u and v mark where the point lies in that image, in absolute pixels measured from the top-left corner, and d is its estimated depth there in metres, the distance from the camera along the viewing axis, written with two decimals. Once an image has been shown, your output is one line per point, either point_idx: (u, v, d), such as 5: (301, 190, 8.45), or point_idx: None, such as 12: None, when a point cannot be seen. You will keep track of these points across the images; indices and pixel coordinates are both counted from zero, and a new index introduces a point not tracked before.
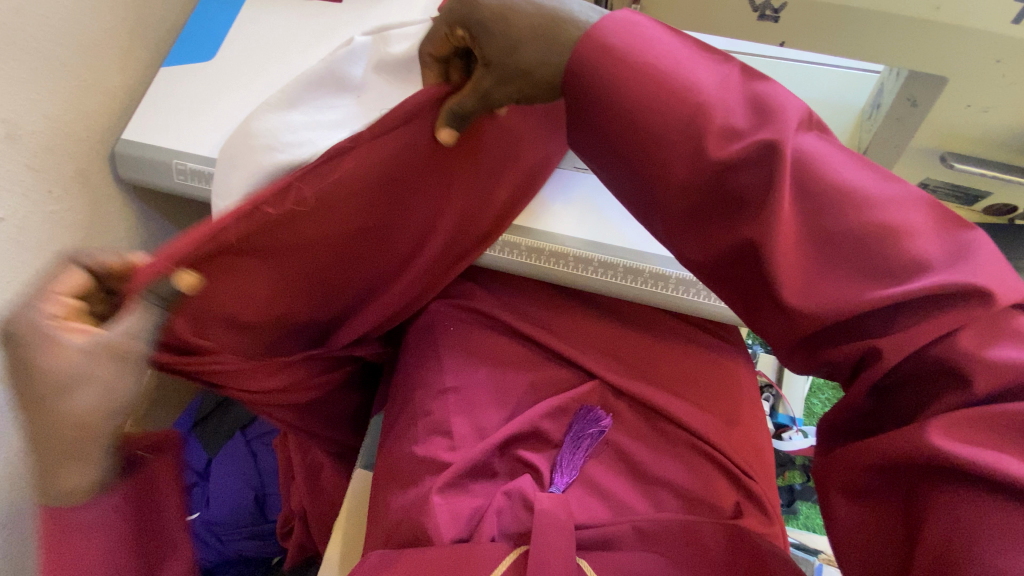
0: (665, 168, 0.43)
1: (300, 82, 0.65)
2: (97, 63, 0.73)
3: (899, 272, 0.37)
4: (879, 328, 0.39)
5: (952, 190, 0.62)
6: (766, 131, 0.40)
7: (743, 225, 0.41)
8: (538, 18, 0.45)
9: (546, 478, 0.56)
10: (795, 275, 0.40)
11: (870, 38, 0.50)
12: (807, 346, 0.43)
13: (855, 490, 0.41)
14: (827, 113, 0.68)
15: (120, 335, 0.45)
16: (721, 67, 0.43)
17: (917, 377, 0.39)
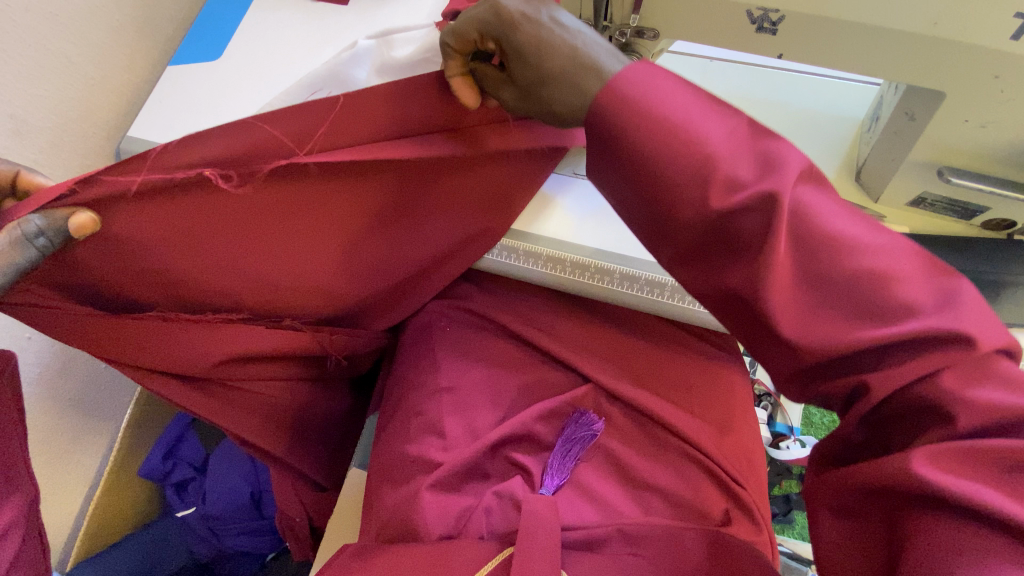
0: (672, 212, 0.41)
1: (304, 83, 0.66)
2: (105, 60, 0.74)
3: (890, 313, 0.38)
4: (871, 362, 0.39)
5: (950, 204, 0.61)
6: (765, 183, 0.38)
7: (739, 267, 0.41)
8: (570, 59, 0.43)
9: (536, 479, 0.57)
10: (782, 302, 0.39)
11: (866, 51, 0.50)
12: (805, 379, 0.43)
13: (843, 509, 0.41)
14: (828, 125, 0.69)
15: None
16: (728, 121, 0.41)
17: (904, 412, 0.39)
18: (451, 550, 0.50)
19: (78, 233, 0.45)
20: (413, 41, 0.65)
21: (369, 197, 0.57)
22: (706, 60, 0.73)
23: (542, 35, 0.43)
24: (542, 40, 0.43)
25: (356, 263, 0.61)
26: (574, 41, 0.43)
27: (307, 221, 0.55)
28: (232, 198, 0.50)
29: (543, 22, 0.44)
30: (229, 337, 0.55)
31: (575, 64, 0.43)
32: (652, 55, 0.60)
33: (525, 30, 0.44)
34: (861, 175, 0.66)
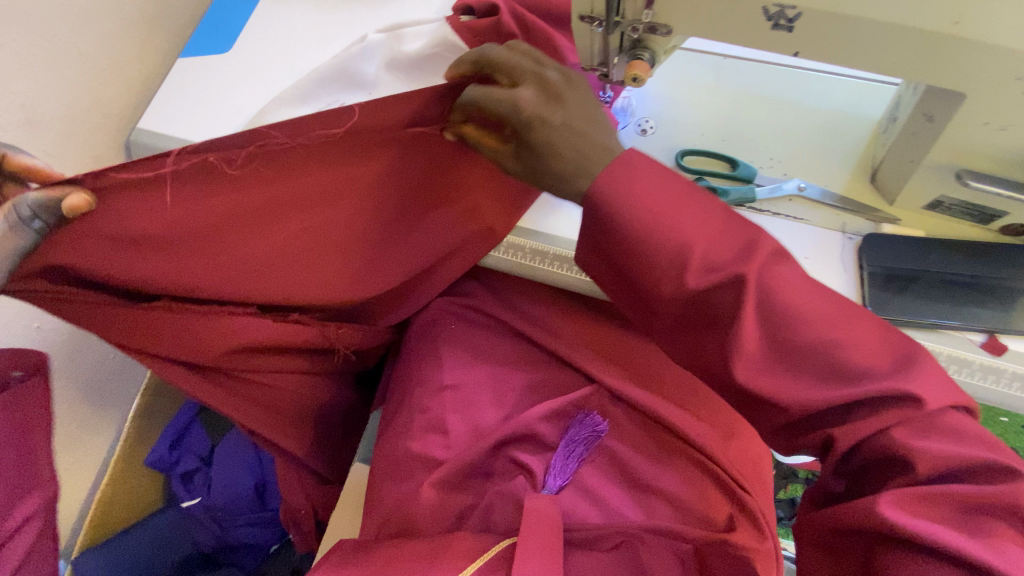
0: (654, 288, 0.43)
1: (312, 78, 0.67)
2: (117, 52, 0.74)
3: (849, 374, 0.40)
4: (837, 418, 0.41)
5: (967, 209, 0.60)
6: (740, 265, 0.41)
7: (714, 327, 0.42)
8: (573, 157, 0.44)
9: (539, 479, 0.55)
10: (748, 359, 0.41)
11: (884, 50, 0.49)
12: (786, 432, 0.44)
13: (820, 546, 0.42)
14: (843, 125, 0.68)
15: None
16: (703, 208, 0.43)
17: (866, 466, 0.41)
18: (453, 548, 0.49)
19: (70, 213, 0.44)
20: (423, 35, 0.66)
21: (377, 188, 0.57)
22: (719, 57, 0.72)
23: (554, 138, 0.45)
24: (552, 141, 0.44)
25: (363, 255, 0.61)
26: (580, 143, 0.45)
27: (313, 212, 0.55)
28: (238, 188, 0.50)
29: (554, 122, 0.45)
30: (238, 327, 0.56)
31: (576, 163, 0.44)
32: (665, 52, 0.57)
33: (540, 129, 0.45)
34: (876, 178, 0.64)
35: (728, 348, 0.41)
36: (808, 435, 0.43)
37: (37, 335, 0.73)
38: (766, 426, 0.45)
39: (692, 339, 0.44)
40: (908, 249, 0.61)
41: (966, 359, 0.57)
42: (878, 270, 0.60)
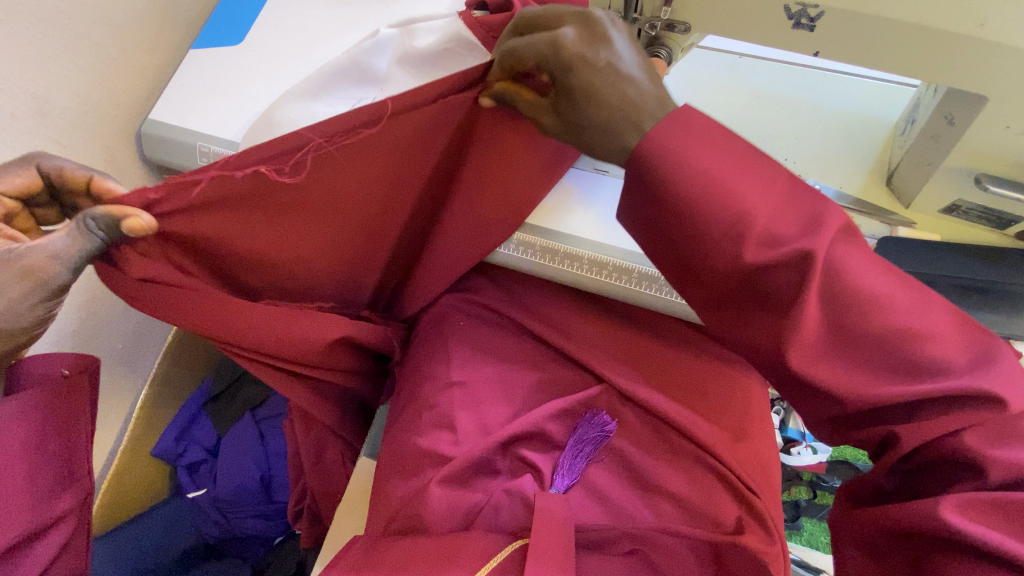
0: (707, 259, 0.42)
1: (324, 73, 0.67)
2: (128, 42, 0.74)
3: (925, 369, 0.38)
4: (901, 416, 0.41)
5: (985, 213, 0.59)
6: (807, 241, 0.38)
7: (767, 315, 0.42)
8: (617, 108, 0.43)
9: (547, 478, 0.56)
10: (806, 347, 0.40)
11: (909, 51, 0.48)
12: (842, 422, 0.44)
13: (868, 544, 0.43)
14: (860, 127, 0.67)
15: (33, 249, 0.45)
16: (761, 180, 0.40)
17: (929, 466, 0.41)
18: (462, 546, 0.49)
19: (129, 231, 0.45)
20: (435, 30, 0.65)
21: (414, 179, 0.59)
22: (735, 56, 0.71)
23: (596, 81, 0.43)
24: (596, 87, 0.42)
25: (390, 245, 0.64)
26: (627, 91, 0.43)
27: (356, 208, 0.57)
28: (287, 192, 0.52)
29: (601, 65, 0.43)
30: (296, 320, 0.55)
31: (621, 117, 0.42)
32: (682, 51, 0.57)
33: (583, 72, 0.43)
34: (892, 182, 0.64)
35: (785, 334, 0.40)
36: (868, 429, 0.42)
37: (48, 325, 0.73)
38: (817, 416, 0.44)
39: (743, 320, 0.44)
40: (922, 253, 0.61)
41: None
42: None
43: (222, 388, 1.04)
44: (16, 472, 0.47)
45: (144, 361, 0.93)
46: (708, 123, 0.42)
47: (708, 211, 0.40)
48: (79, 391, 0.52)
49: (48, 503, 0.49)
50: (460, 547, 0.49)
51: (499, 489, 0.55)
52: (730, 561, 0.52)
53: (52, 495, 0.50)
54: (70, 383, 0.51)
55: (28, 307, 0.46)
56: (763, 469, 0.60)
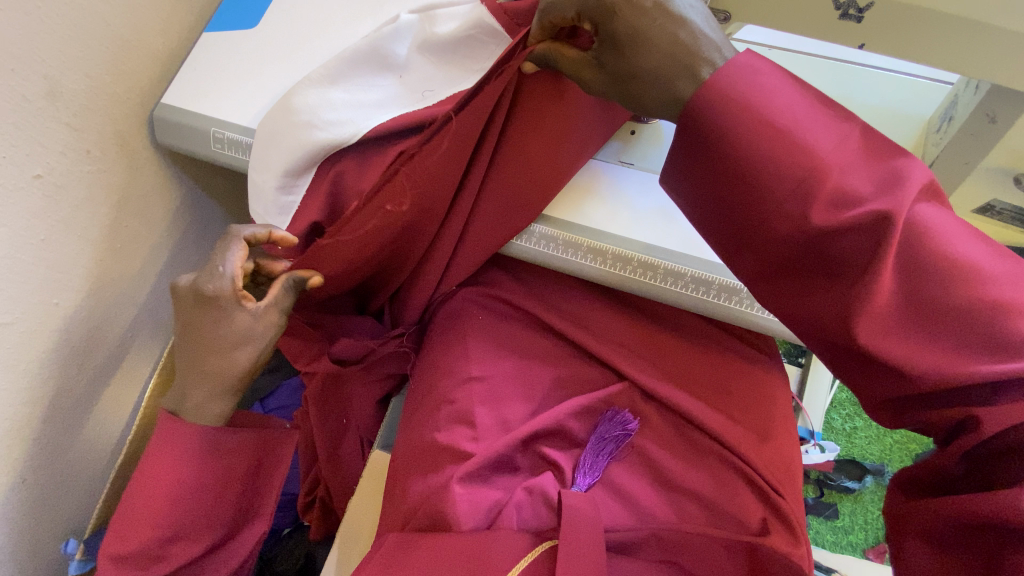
0: (766, 223, 0.42)
1: (343, 58, 0.65)
2: (141, 23, 0.72)
3: (1011, 347, 0.37)
4: (981, 397, 0.39)
5: (1019, 214, 0.59)
6: (885, 202, 0.39)
7: (833, 293, 0.41)
8: (668, 52, 0.43)
9: (568, 476, 0.55)
10: (876, 320, 0.40)
11: (957, 48, 0.47)
12: (896, 406, 0.43)
13: (937, 537, 0.41)
14: (892, 122, 0.65)
15: (270, 308, 0.56)
16: (819, 149, 0.40)
17: (1010, 454, 0.38)
18: (488, 544, 0.48)
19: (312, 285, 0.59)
20: (457, 17, 0.63)
21: (468, 172, 0.61)
22: (765, 48, 0.70)
23: (642, 23, 0.43)
24: (640, 30, 0.43)
25: (452, 254, 0.65)
26: (678, 33, 0.43)
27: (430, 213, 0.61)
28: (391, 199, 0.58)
29: (647, 7, 0.43)
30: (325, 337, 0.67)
31: (676, 63, 0.43)
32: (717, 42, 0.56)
33: (625, 15, 0.43)
34: None
35: (855, 306, 0.40)
36: (938, 413, 0.41)
37: (57, 312, 0.68)
38: (872, 399, 0.44)
39: (801, 297, 0.43)
40: None
41: None
42: None
43: None
44: (221, 502, 0.59)
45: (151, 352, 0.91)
46: (753, 109, 0.41)
47: (767, 170, 0.41)
48: (279, 439, 0.62)
49: (236, 528, 0.61)
50: (485, 547, 0.48)
51: (520, 487, 0.54)
52: (765, 561, 0.51)
53: (242, 520, 0.61)
54: (275, 433, 0.61)
55: (265, 348, 0.57)
56: (793, 466, 0.59)
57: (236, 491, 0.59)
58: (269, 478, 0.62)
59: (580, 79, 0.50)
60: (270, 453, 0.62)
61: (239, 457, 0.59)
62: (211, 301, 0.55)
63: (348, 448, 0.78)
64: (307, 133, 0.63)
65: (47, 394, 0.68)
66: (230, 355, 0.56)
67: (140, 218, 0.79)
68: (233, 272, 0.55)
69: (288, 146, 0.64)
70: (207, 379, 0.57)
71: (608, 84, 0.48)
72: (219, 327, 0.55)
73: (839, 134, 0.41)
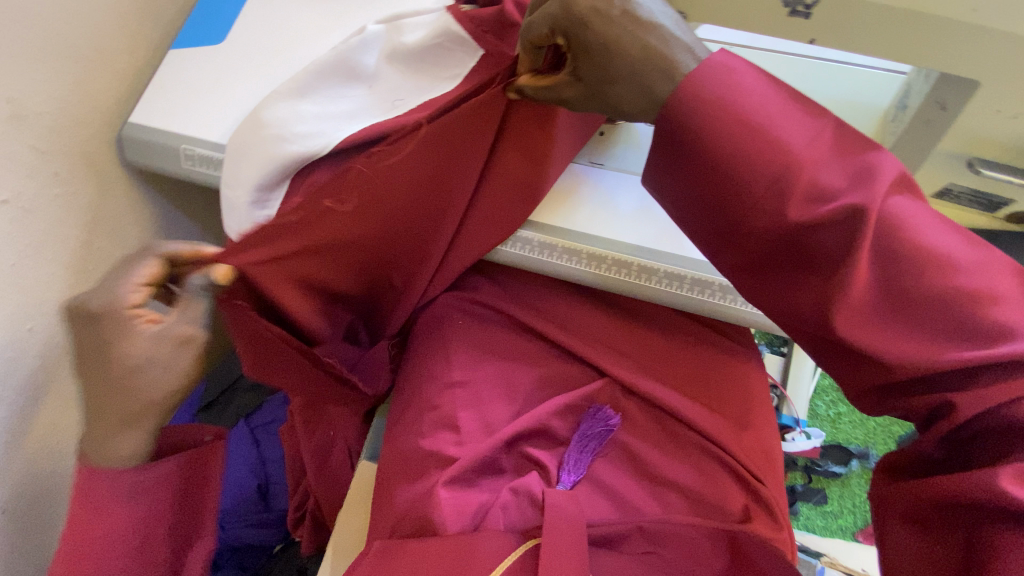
0: (745, 220, 0.43)
1: (310, 72, 0.65)
2: (106, 43, 0.72)
3: (982, 335, 0.38)
4: (954, 383, 0.40)
5: (975, 196, 0.61)
6: (858, 195, 0.40)
7: (810, 284, 0.43)
8: (640, 57, 0.44)
9: (553, 474, 0.56)
10: (853, 311, 0.41)
11: (906, 39, 0.49)
12: (877, 396, 0.45)
13: (918, 519, 0.42)
14: (851, 112, 0.67)
15: (182, 324, 0.51)
16: (805, 138, 0.42)
17: (986, 435, 0.39)
18: (474, 545, 0.48)
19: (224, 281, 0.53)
20: (423, 26, 0.64)
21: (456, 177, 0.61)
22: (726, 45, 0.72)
23: (613, 31, 0.44)
24: (611, 37, 0.44)
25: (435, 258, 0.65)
26: (647, 39, 0.44)
27: (395, 217, 0.61)
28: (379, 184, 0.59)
29: (615, 16, 0.44)
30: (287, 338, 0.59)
31: (648, 65, 0.44)
32: None
33: (596, 26, 0.44)
34: None
35: (830, 298, 0.41)
36: (916, 400, 0.42)
37: (31, 338, 0.67)
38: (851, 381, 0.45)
39: (778, 291, 0.45)
40: None
41: None
42: None
43: (214, 396, 1.03)
44: (153, 531, 0.55)
45: None
46: (727, 106, 0.43)
47: (746, 167, 0.42)
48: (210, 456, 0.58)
49: (178, 556, 0.57)
50: (471, 548, 0.48)
51: (506, 487, 0.54)
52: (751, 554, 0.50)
53: (183, 548, 0.58)
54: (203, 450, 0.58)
55: (175, 370, 0.51)
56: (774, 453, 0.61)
57: (168, 518, 0.56)
58: (202, 498, 0.58)
59: (561, 96, 0.50)
60: (200, 472, 0.58)
61: (164, 489, 0.55)
62: (99, 324, 0.48)
63: (332, 461, 0.77)
64: (278, 147, 0.63)
65: (23, 421, 0.67)
66: (131, 384, 0.50)
67: (113, 239, 0.78)
68: (134, 288, 0.49)
69: (259, 160, 0.64)
70: (110, 414, 0.50)
71: (587, 95, 0.48)
72: (109, 354, 0.48)
73: (812, 128, 0.43)
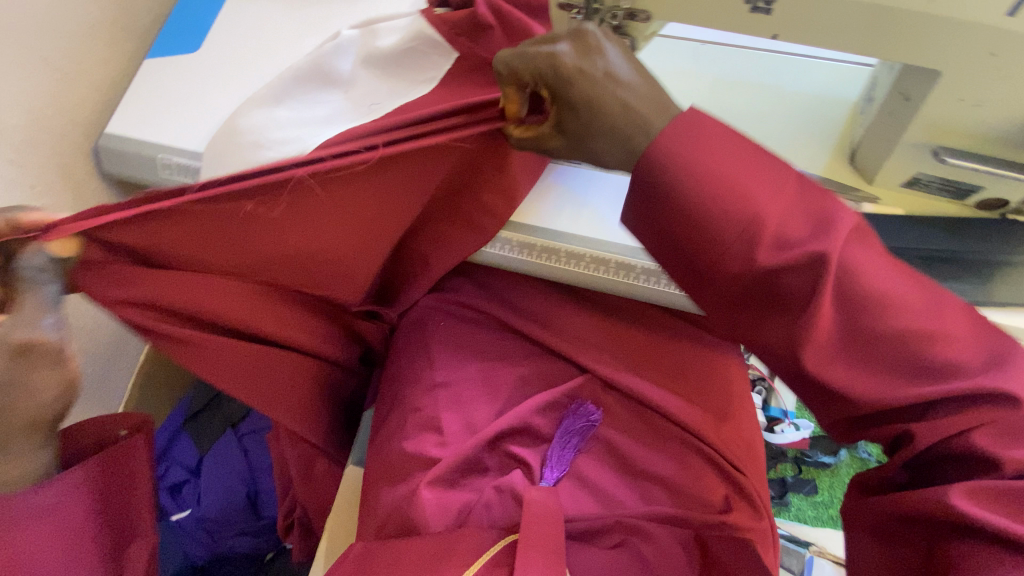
0: (718, 264, 0.44)
1: (287, 78, 0.66)
2: (81, 55, 0.72)
3: (940, 372, 0.41)
4: (917, 413, 0.43)
5: (943, 185, 0.60)
6: (818, 242, 0.41)
7: (778, 315, 0.44)
8: (619, 115, 0.45)
9: (536, 472, 0.56)
10: (820, 349, 0.43)
11: (867, 33, 0.49)
12: (851, 424, 0.47)
13: (883, 532, 0.45)
14: (820, 106, 0.68)
15: (18, 328, 0.42)
16: (775, 178, 0.43)
17: (946, 460, 0.43)
18: (454, 543, 0.49)
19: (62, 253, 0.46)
20: (397, 30, 0.65)
21: (411, 191, 0.58)
22: (698, 43, 0.73)
23: (595, 89, 0.45)
24: (594, 96, 0.45)
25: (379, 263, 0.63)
26: (627, 99, 0.45)
27: (329, 221, 0.57)
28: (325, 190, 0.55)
29: (597, 76, 0.45)
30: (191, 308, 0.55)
31: (627, 122, 0.45)
32: (644, 39, 0.57)
33: (580, 83, 0.45)
34: (853, 158, 0.65)
35: (799, 335, 0.43)
36: (883, 427, 0.45)
37: None
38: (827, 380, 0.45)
39: (739, 320, 0.46)
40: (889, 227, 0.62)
41: None
42: None
43: (200, 406, 1.01)
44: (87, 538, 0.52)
45: (116, 386, 0.90)
46: (699, 162, 0.43)
47: (718, 216, 0.43)
48: (136, 449, 0.56)
49: (121, 559, 0.55)
50: (452, 545, 0.49)
51: (490, 486, 0.54)
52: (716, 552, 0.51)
53: (122, 551, 0.55)
54: (127, 444, 0.55)
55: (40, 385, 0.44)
56: (756, 456, 0.62)
57: (101, 522, 0.53)
58: (133, 495, 0.56)
59: (547, 146, 0.50)
60: (122, 469, 0.55)
61: (70, 509, 0.50)
62: None
63: (321, 468, 0.76)
64: (254, 154, 0.63)
65: None
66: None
67: None
68: None
69: (235, 166, 0.63)
70: None
71: (569, 149, 0.49)
72: None
73: (777, 173, 0.43)
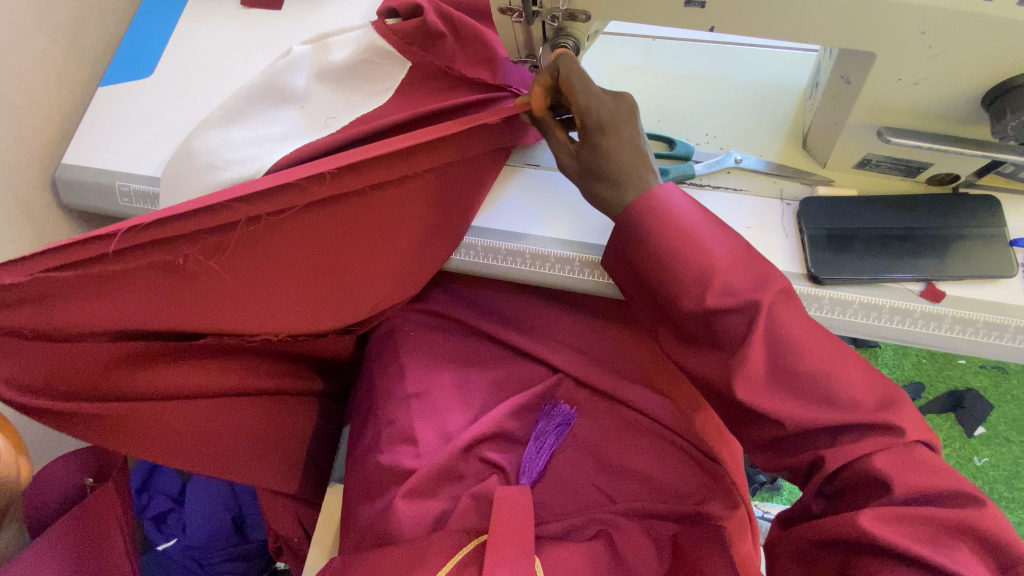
0: (676, 302, 0.47)
1: (240, 97, 0.65)
2: (33, 87, 0.71)
3: (845, 406, 0.44)
4: (824, 441, 0.45)
5: (894, 163, 0.62)
6: (754, 294, 0.45)
7: (732, 334, 0.46)
8: (620, 168, 0.51)
9: (513, 475, 0.57)
10: (750, 379, 0.45)
11: (802, 18, 0.50)
12: (773, 450, 0.48)
13: (807, 558, 0.45)
14: (772, 95, 0.70)
15: None
16: (724, 235, 0.48)
17: (852, 487, 0.44)
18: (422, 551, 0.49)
19: None
20: (349, 43, 0.66)
21: (365, 237, 0.58)
22: (650, 39, 0.74)
23: (619, 143, 0.52)
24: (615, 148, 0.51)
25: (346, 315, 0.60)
26: (630, 158, 0.52)
27: (279, 271, 0.55)
28: (278, 241, 0.54)
29: (625, 134, 0.52)
30: (126, 375, 0.52)
31: (626, 173, 0.51)
32: (586, 39, 0.57)
33: (612, 134, 0.52)
34: (806, 142, 0.66)
35: (732, 367, 0.45)
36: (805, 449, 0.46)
37: None
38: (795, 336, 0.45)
39: (690, 348, 0.50)
40: (846, 209, 0.62)
41: (908, 309, 0.58)
42: (819, 233, 0.61)
43: None
44: None
45: None
46: (660, 222, 0.48)
47: (676, 263, 0.47)
48: None
49: None
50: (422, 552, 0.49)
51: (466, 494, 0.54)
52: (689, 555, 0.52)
53: None
54: None
55: None
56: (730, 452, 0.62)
57: None
58: None
59: (558, 158, 0.56)
60: None
61: None
62: None
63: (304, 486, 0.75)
64: (211, 176, 0.62)
65: None
66: None
67: None
68: None
69: (194, 189, 0.63)
70: None
71: (576, 176, 0.55)
72: None
73: (717, 230, 0.48)
